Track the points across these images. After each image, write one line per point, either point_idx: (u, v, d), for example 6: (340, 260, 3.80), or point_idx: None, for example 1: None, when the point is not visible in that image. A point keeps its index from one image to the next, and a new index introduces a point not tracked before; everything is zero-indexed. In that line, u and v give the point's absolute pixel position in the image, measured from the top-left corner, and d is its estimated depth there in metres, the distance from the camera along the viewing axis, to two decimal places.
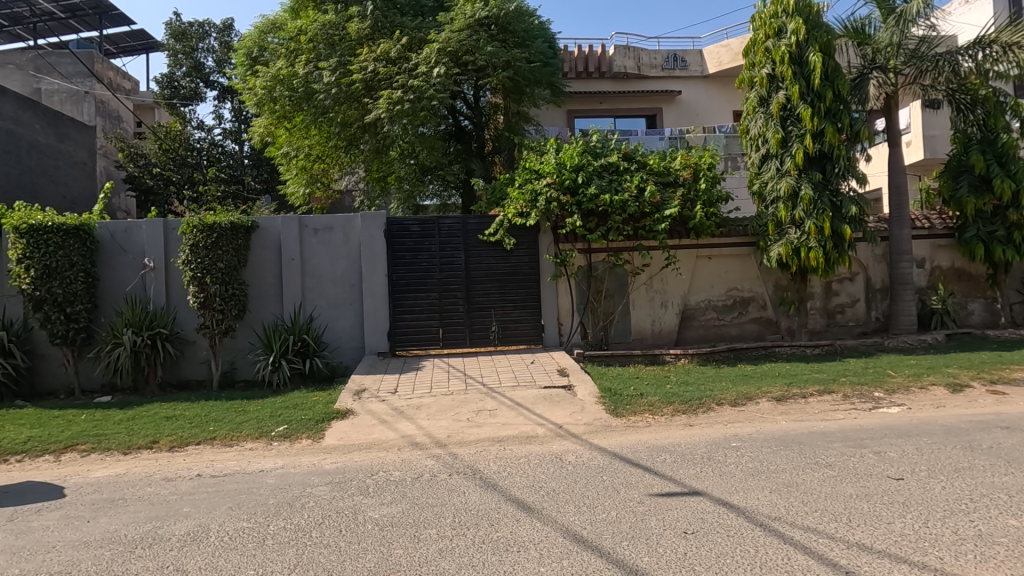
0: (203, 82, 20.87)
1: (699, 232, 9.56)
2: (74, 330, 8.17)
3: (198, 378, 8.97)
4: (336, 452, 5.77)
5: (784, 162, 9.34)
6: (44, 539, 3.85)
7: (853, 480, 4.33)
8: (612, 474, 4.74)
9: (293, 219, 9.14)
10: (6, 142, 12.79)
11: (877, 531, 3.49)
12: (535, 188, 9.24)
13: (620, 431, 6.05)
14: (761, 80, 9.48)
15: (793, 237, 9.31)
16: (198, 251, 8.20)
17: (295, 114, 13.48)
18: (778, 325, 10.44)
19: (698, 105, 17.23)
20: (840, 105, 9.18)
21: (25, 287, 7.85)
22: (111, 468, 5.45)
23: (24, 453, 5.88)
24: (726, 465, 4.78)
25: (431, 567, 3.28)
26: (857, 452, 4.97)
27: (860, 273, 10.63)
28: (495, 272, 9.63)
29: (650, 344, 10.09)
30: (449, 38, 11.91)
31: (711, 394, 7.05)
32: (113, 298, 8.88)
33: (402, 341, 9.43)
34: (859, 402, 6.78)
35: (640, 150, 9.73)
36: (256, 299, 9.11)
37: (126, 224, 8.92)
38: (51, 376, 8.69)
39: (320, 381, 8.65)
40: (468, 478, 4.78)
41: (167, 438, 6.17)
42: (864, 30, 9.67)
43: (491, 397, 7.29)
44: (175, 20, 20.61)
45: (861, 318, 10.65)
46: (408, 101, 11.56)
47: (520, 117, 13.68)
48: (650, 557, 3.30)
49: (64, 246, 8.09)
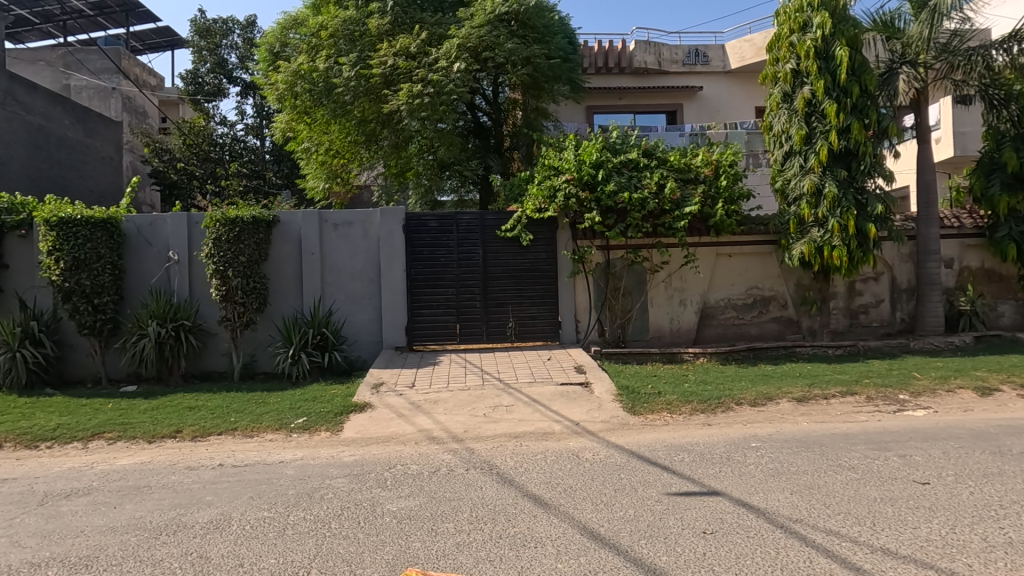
0: (226, 78, 21.14)
1: (719, 229, 9.49)
2: (101, 321, 8.38)
3: (219, 369, 9.14)
4: (354, 444, 5.82)
5: (808, 159, 9.17)
6: (73, 524, 3.96)
7: (877, 483, 4.25)
8: (629, 472, 4.70)
9: (313, 215, 9.23)
10: (37, 137, 13.53)
11: (902, 536, 3.41)
12: (553, 184, 9.16)
13: (638, 430, 6.02)
14: (784, 76, 9.30)
15: (816, 235, 9.13)
16: (220, 244, 8.37)
17: (315, 109, 13.55)
18: (799, 325, 10.26)
19: (720, 101, 16.97)
20: (867, 101, 9.01)
21: (55, 278, 8.06)
22: (136, 457, 5.57)
23: (53, 440, 6.04)
24: (746, 466, 4.73)
25: (449, 560, 3.30)
26: (881, 455, 4.87)
27: (885, 272, 10.37)
28: (512, 268, 9.62)
29: (668, 343, 9.99)
30: (470, 34, 11.92)
31: (731, 394, 6.97)
32: (138, 290, 9.06)
33: (419, 335, 9.48)
34: (883, 404, 6.65)
35: (660, 147, 9.64)
36: (276, 291, 9.21)
37: (152, 217, 9.09)
38: (79, 365, 8.90)
39: (338, 374, 8.74)
40: (485, 473, 4.80)
41: (190, 428, 6.30)
42: (893, 24, 9.43)
43: (507, 393, 7.30)
44: (199, 17, 20.87)
45: (885, 319, 10.42)
46: (428, 95, 11.64)
47: (539, 113, 13.75)
48: (669, 556, 3.27)
49: (93, 239, 8.29)
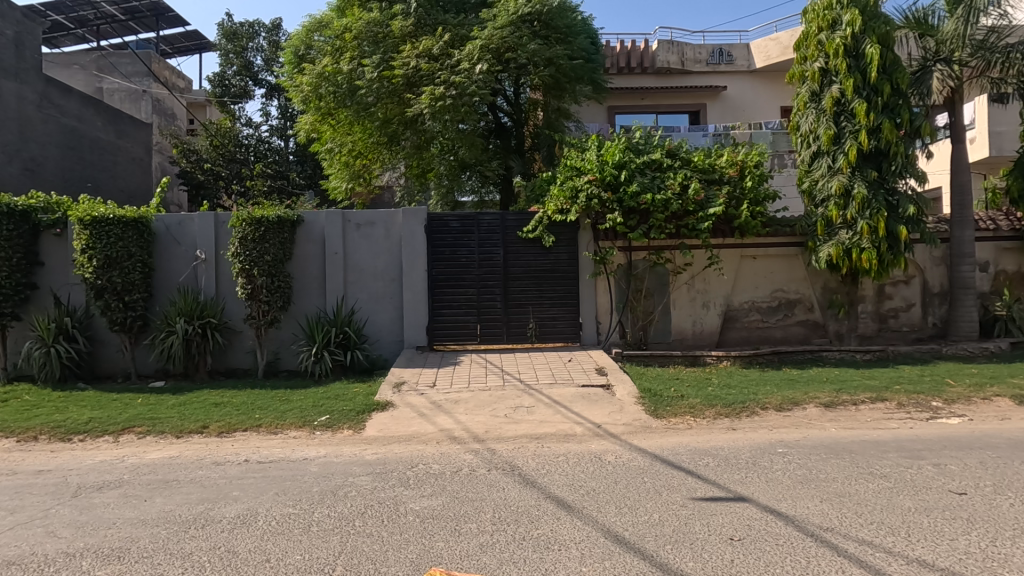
0: (252, 80, 21.48)
1: (744, 231, 9.34)
2: (131, 318, 8.58)
3: (244, 366, 9.27)
4: (377, 443, 5.86)
5: (836, 159, 8.96)
6: (105, 516, 4.04)
7: (912, 492, 4.12)
8: (654, 476, 4.64)
9: (337, 215, 9.33)
10: (71, 138, 14.03)
11: (938, 548, 3.30)
12: (575, 184, 9.12)
13: (661, 433, 5.96)
14: (812, 74, 9.11)
15: (845, 237, 8.92)
16: (247, 243, 8.51)
17: (339, 110, 13.66)
18: (825, 329, 10.04)
19: (745, 100, 16.72)
20: (898, 100, 8.80)
21: (88, 275, 8.29)
22: (165, 451, 5.69)
23: (85, 433, 6.20)
24: (774, 472, 4.63)
25: (473, 561, 3.29)
26: (914, 464, 4.73)
27: (916, 276, 10.09)
28: (533, 269, 9.60)
29: (691, 345, 9.86)
30: (492, 35, 11.94)
31: (756, 398, 6.86)
32: (167, 288, 9.25)
33: (440, 335, 9.52)
34: (915, 411, 6.47)
35: (684, 147, 9.54)
36: (300, 290, 9.33)
37: (180, 217, 9.28)
38: (109, 361, 9.11)
39: (360, 373, 8.81)
40: (507, 474, 4.78)
41: (217, 423, 6.41)
42: (926, 20, 9.16)
43: (528, 394, 7.29)
44: (227, 21, 21.26)
45: (917, 324, 10.14)
46: (450, 97, 11.69)
47: (561, 114, 13.56)
48: (696, 562, 3.22)
49: (124, 238, 8.49)
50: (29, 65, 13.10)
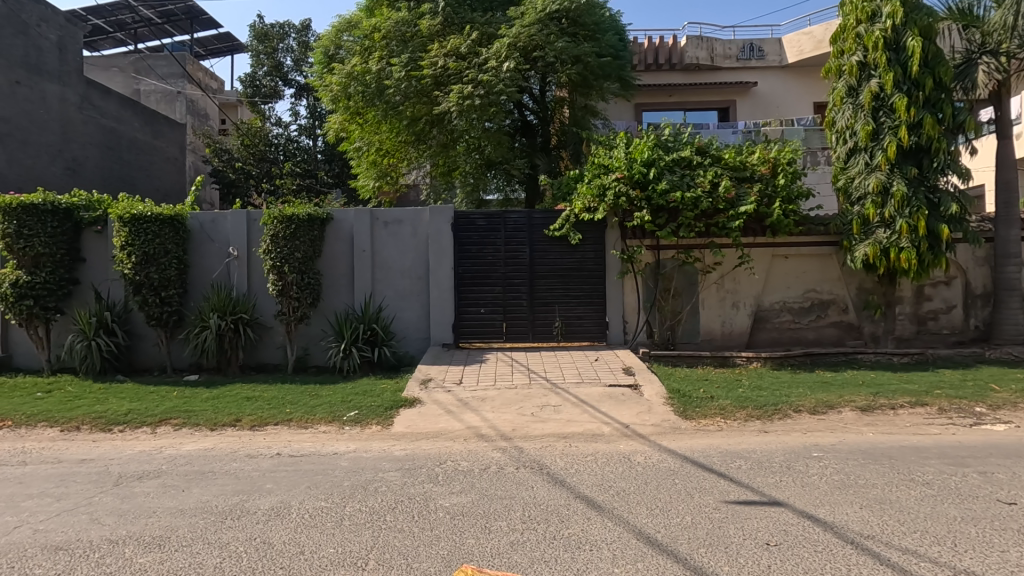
0: (282, 81, 21.84)
1: (776, 230, 9.14)
2: (167, 313, 8.81)
3: (274, 362, 9.46)
4: (404, 439, 5.90)
5: (874, 156, 8.69)
6: (146, 505, 4.16)
7: (957, 501, 3.97)
8: (685, 478, 4.56)
9: (366, 213, 9.41)
10: (110, 139, 14.49)
11: (988, 560, 3.17)
12: (603, 182, 9.03)
13: (691, 434, 5.87)
14: (850, 68, 8.83)
15: (882, 236, 8.66)
16: (278, 241, 8.67)
17: (367, 109, 13.79)
18: (860, 331, 9.77)
19: (777, 97, 16.37)
20: (941, 94, 8.50)
21: (127, 271, 8.55)
22: (200, 443, 5.83)
23: (125, 424, 6.40)
24: (809, 476, 4.52)
25: (504, 559, 3.28)
26: (959, 471, 4.55)
27: (958, 277, 9.73)
28: (559, 267, 9.56)
29: (719, 346, 9.70)
30: (520, 33, 11.89)
31: (788, 400, 6.71)
32: (201, 284, 9.47)
33: (465, 333, 9.55)
34: (958, 417, 6.24)
35: (714, 144, 9.39)
36: (329, 287, 9.45)
37: (214, 215, 9.49)
38: (146, 354, 9.38)
39: (387, 369, 8.90)
40: (536, 473, 4.77)
41: (249, 417, 6.54)
42: (971, 11, 8.83)
43: (555, 393, 7.26)
44: (258, 22, 21.67)
45: (957, 326, 9.79)
46: (478, 96, 11.72)
47: (587, 111, 13.49)
48: (731, 567, 3.16)
49: (161, 235, 8.73)
50: (71, 68, 13.62)
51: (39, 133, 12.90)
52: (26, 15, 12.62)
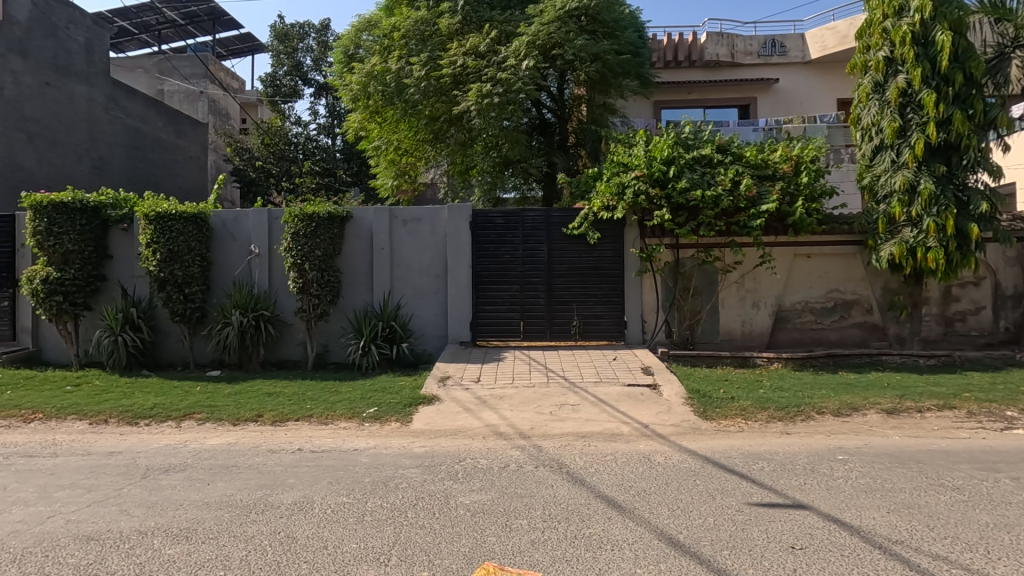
0: (302, 80, 22.07)
1: (799, 228, 9.00)
2: (191, 309, 8.96)
3: (294, 358, 9.58)
4: (423, 436, 5.93)
5: (901, 153, 8.50)
6: (173, 497, 4.24)
7: (989, 507, 3.87)
8: (706, 480, 4.52)
9: (385, 211, 9.48)
10: (135, 138, 14.78)
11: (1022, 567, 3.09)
12: (622, 180, 8.96)
13: (711, 435, 5.81)
14: (876, 64, 8.64)
15: (909, 236, 8.47)
16: (299, 238, 8.78)
17: (386, 108, 13.87)
18: (884, 332, 9.59)
19: (799, 93, 16.11)
20: (971, 89, 8.29)
21: (153, 268, 8.72)
22: (223, 437, 5.93)
23: (151, 417, 6.53)
24: (835, 479, 4.44)
25: (525, 557, 3.29)
26: (990, 477, 4.44)
27: (987, 277, 9.49)
28: (577, 266, 9.52)
29: (739, 346, 9.59)
30: (539, 31, 11.86)
31: (811, 402, 6.60)
32: (223, 281, 9.63)
33: (483, 331, 9.56)
34: (988, 421, 6.09)
35: (735, 142, 9.28)
36: (348, 285, 9.53)
37: (236, 213, 9.64)
38: (170, 350, 9.56)
39: (405, 367, 8.96)
40: (555, 472, 4.76)
41: (270, 413, 6.63)
42: (1004, 4, 8.59)
43: (573, 392, 7.24)
44: (279, 22, 21.91)
45: (986, 327, 9.54)
46: (497, 94, 11.71)
47: (606, 109, 13.44)
48: (755, 569, 3.12)
49: (185, 232, 8.88)
50: (98, 70, 13.94)
51: (68, 133, 13.23)
52: (55, 17, 12.94)
